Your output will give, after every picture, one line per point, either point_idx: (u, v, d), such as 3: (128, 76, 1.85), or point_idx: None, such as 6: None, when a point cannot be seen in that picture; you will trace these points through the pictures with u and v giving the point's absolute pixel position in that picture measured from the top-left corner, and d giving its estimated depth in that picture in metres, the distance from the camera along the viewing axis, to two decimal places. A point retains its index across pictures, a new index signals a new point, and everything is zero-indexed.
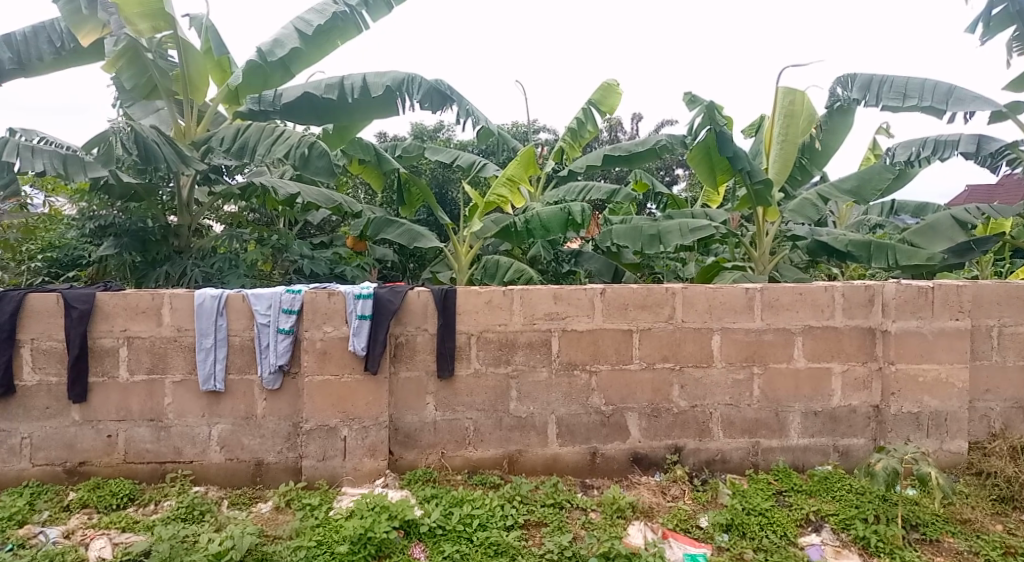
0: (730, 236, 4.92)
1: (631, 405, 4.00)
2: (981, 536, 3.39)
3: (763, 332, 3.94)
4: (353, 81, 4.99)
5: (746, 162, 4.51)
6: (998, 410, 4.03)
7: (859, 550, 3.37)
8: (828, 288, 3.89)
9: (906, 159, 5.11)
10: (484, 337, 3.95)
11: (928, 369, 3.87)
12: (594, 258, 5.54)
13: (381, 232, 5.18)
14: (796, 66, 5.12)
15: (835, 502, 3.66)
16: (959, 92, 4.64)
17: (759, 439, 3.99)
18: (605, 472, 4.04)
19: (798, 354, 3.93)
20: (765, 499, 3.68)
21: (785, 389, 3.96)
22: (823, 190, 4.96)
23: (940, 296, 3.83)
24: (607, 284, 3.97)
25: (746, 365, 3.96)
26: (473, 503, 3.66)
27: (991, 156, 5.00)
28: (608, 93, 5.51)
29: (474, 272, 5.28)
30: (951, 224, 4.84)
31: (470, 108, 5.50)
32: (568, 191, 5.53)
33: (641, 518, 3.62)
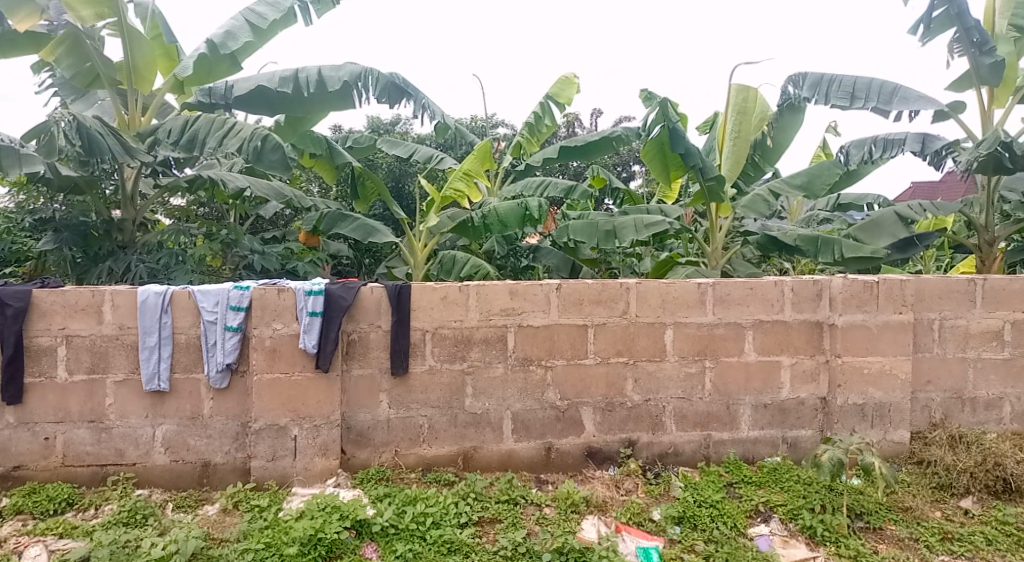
0: (684, 231, 4.92)
1: (586, 399, 4.00)
2: (920, 523, 3.49)
3: (714, 326, 3.98)
4: (308, 73, 4.77)
5: (698, 158, 4.50)
6: (939, 400, 4.01)
7: (806, 539, 3.45)
8: (778, 282, 3.94)
9: (858, 159, 5.00)
10: (439, 333, 3.92)
11: (873, 361, 3.91)
12: (552, 253, 5.45)
13: (334, 227, 4.99)
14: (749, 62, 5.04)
15: (784, 493, 3.73)
16: (904, 91, 4.60)
17: (711, 432, 4.04)
18: (560, 467, 4.04)
19: (749, 347, 3.99)
20: (716, 491, 3.74)
21: (736, 382, 4.01)
22: (775, 185, 4.94)
23: (884, 289, 3.87)
24: (562, 279, 3.98)
25: (699, 359, 4.00)
26: (427, 501, 3.64)
27: (936, 154, 4.77)
28: (565, 86, 5.48)
29: (429, 267, 5.13)
30: (896, 219, 4.74)
31: (426, 101, 5.38)
32: (526, 185, 5.43)
33: (595, 512, 3.66)
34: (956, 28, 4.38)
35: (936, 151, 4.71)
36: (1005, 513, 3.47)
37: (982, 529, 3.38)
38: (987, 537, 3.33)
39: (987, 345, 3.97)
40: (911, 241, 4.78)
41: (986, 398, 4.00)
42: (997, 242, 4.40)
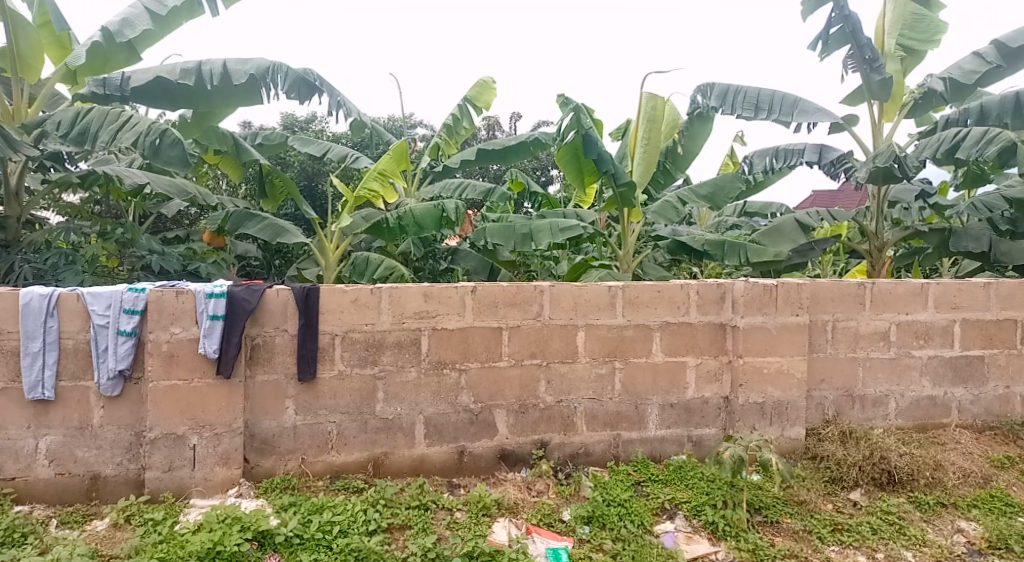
0: (597, 235, 5.00)
1: (499, 402, 4.00)
2: (814, 515, 3.66)
3: (624, 327, 4.07)
4: (212, 66, 4.57)
5: (611, 164, 4.59)
6: (831, 398, 4.18)
7: (708, 534, 3.57)
8: (684, 286, 4.06)
9: (761, 168, 5.23)
10: (349, 337, 3.83)
11: (771, 361, 4.06)
12: (471, 256, 5.43)
13: (241, 227, 4.81)
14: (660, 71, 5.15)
15: (688, 490, 3.85)
16: (803, 104, 4.83)
17: (620, 431, 4.12)
18: (472, 470, 4.01)
19: (657, 348, 4.09)
20: (625, 490, 3.81)
21: (644, 382, 4.11)
22: (683, 192, 5.11)
23: (783, 293, 4.03)
24: (477, 282, 3.96)
25: (609, 360, 4.07)
26: (334, 509, 3.54)
27: (832, 164, 5.01)
28: (483, 89, 5.48)
29: (342, 269, 5.01)
30: (795, 226, 4.96)
31: (341, 99, 5.27)
32: (443, 187, 5.38)
33: (506, 514, 3.67)
34: (849, 45, 4.62)
35: (832, 162, 4.96)
36: (889, 504, 3.67)
37: (869, 520, 3.58)
38: (873, 527, 3.52)
39: (874, 344, 4.15)
40: (810, 246, 4.99)
41: (874, 395, 4.19)
42: (886, 248, 4.65)
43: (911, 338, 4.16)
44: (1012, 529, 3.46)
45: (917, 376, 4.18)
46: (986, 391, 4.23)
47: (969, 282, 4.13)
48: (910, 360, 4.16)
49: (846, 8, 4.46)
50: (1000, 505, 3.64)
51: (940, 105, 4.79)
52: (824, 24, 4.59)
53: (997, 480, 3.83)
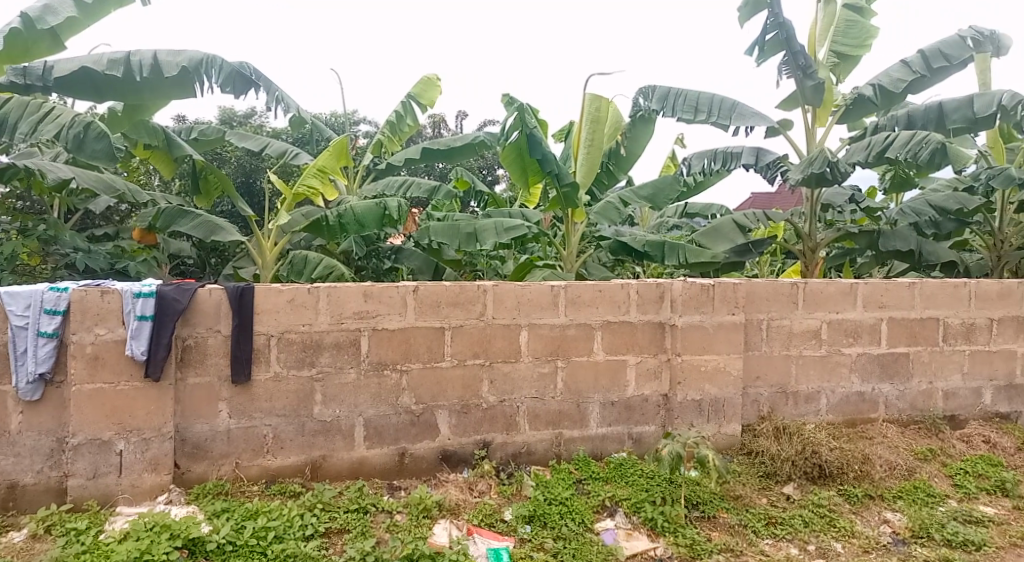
0: (542, 235, 5.01)
1: (441, 403, 3.96)
2: (749, 510, 3.75)
3: (566, 326, 4.09)
4: (142, 57, 4.40)
5: (554, 164, 4.62)
6: (766, 395, 4.29)
7: (647, 531, 3.61)
8: (624, 285, 4.11)
9: (699, 170, 5.35)
10: (285, 338, 3.74)
11: (709, 359, 4.15)
12: (415, 255, 5.36)
13: (173, 224, 4.65)
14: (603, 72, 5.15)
15: (628, 487, 3.89)
16: (741, 108, 4.94)
17: (562, 430, 4.13)
18: (413, 472, 3.96)
19: (598, 347, 4.13)
20: (566, 488, 3.83)
21: (586, 381, 4.14)
22: (625, 194, 5.18)
23: (719, 292, 4.13)
24: (419, 282, 3.92)
25: (551, 359, 4.09)
26: (269, 514, 3.45)
27: (768, 167, 5.14)
28: (427, 87, 5.44)
29: (280, 267, 4.89)
30: (733, 226, 5.08)
31: (280, 93, 5.19)
32: (387, 185, 5.32)
33: (447, 516, 3.64)
34: (784, 51, 4.76)
35: (769, 164, 5.08)
36: (820, 497, 3.80)
37: (801, 513, 3.69)
38: (805, 520, 3.64)
39: (807, 343, 4.28)
40: (747, 246, 5.11)
41: (807, 391, 4.31)
42: (818, 249, 4.77)
43: (842, 336, 4.29)
44: (934, 519, 3.61)
45: (847, 372, 4.32)
46: (910, 387, 4.37)
47: (896, 281, 4.27)
48: (840, 357, 4.30)
49: (781, 15, 4.60)
50: (922, 496, 3.79)
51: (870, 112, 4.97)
52: (761, 30, 4.72)
53: (921, 472, 3.99)
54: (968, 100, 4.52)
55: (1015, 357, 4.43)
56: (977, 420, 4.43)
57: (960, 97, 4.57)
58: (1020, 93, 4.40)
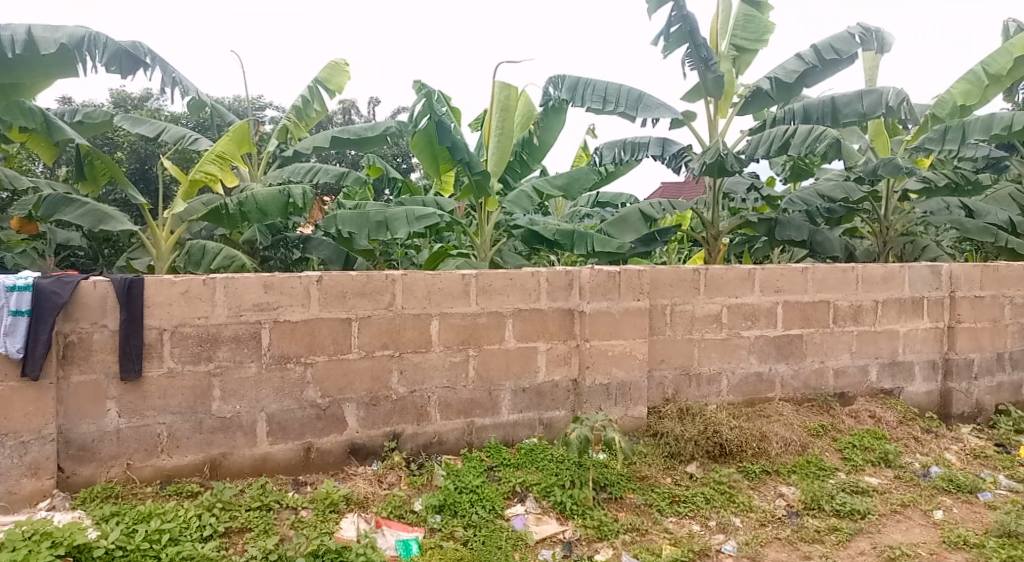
0: (454, 224, 4.95)
1: (349, 395, 3.87)
2: (654, 489, 3.86)
3: (477, 315, 4.08)
4: (14, 32, 4.08)
5: (465, 152, 4.58)
6: (670, 377, 4.41)
7: (557, 515, 3.66)
8: (535, 273, 4.14)
9: (611, 160, 5.41)
10: (180, 332, 3.57)
11: (616, 344, 4.24)
12: (324, 245, 5.18)
13: (56, 212, 4.36)
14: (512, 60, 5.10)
15: (538, 472, 3.92)
16: (648, 99, 5.03)
17: (474, 419, 4.11)
18: (320, 466, 3.86)
19: (509, 335, 4.14)
20: (477, 476, 3.82)
21: (497, 368, 4.13)
22: (537, 182, 5.16)
23: (625, 279, 4.22)
24: (323, 272, 3.82)
25: (462, 348, 4.06)
26: (164, 516, 3.28)
27: (673, 157, 5.25)
28: (334, 72, 5.38)
29: (176, 258, 4.67)
30: (640, 217, 5.14)
31: (176, 76, 5.04)
32: (293, 171, 5.16)
33: (355, 509, 3.57)
34: (688, 44, 4.87)
35: (674, 155, 5.20)
36: (721, 475, 3.94)
37: (703, 490, 3.82)
38: (707, 497, 3.78)
39: (708, 326, 4.43)
40: (653, 236, 5.19)
41: (709, 373, 4.46)
42: (720, 237, 4.92)
43: (740, 319, 4.47)
44: (825, 491, 3.82)
45: (745, 354, 4.49)
46: (803, 366, 4.59)
47: (789, 266, 4.47)
48: (739, 340, 4.48)
49: (684, 8, 4.70)
50: (814, 470, 4.00)
51: (768, 104, 5.16)
52: (666, 23, 4.81)
53: (814, 447, 4.20)
54: (858, 97, 4.74)
55: (897, 336, 4.69)
56: (864, 396, 4.68)
57: (851, 93, 4.78)
58: (905, 92, 4.63)
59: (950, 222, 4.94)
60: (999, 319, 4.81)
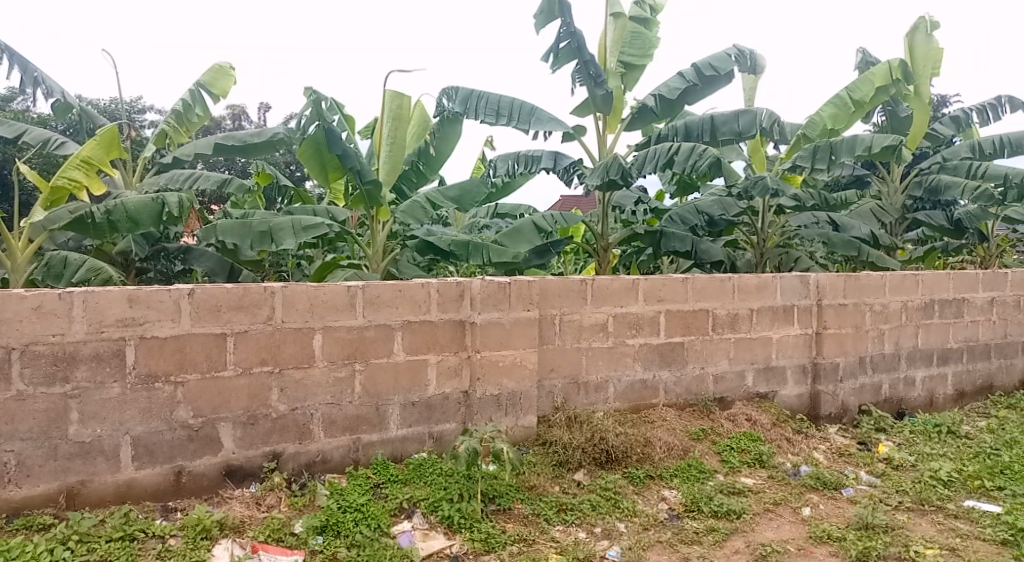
0: (344, 234, 4.82)
1: (224, 415, 3.69)
2: (542, 499, 3.88)
3: (364, 328, 3.98)
4: None
5: (355, 161, 4.48)
6: (560, 386, 4.47)
7: (444, 529, 3.61)
8: (424, 284, 4.09)
9: (504, 172, 5.49)
10: (31, 351, 3.29)
11: (506, 355, 4.24)
12: (207, 256, 4.98)
13: None
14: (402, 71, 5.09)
15: (426, 487, 3.86)
16: (539, 113, 5.12)
17: (360, 435, 4.01)
18: (193, 491, 3.66)
19: (397, 348, 4.06)
20: (362, 494, 3.72)
21: (385, 383, 4.05)
22: (432, 194, 5.15)
23: (515, 290, 4.24)
24: (196, 285, 3.63)
25: (348, 363, 3.95)
26: (8, 553, 2.99)
27: (565, 170, 5.36)
28: (218, 76, 5.28)
29: (35, 270, 4.37)
30: (533, 228, 5.19)
31: (39, 75, 4.72)
32: (171, 178, 4.95)
33: (230, 535, 3.38)
34: (577, 60, 5.05)
35: (565, 168, 5.31)
36: (607, 481, 4.02)
37: (589, 497, 3.88)
38: (593, 504, 3.83)
39: (595, 335, 4.52)
40: (547, 247, 5.25)
41: (596, 381, 4.55)
42: (610, 248, 5.06)
43: (625, 327, 4.59)
44: (704, 493, 3.97)
45: (631, 362, 4.62)
46: (685, 373, 4.76)
47: (671, 276, 4.64)
48: (625, 348, 4.59)
49: (572, 25, 4.87)
50: (695, 473, 4.15)
51: (653, 120, 5.34)
52: (555, 38, 4.96)
53: (695, 451, 4.35)
54: (734, 116, 4.99)
55: (770, 342, 4.95)
56: (741, 400, 4.90)
57: (728, 112, 5.03)
58: (775, 113, 5.00)
59: (819, 235, 5.28)
60: (861, 325, 5.16)
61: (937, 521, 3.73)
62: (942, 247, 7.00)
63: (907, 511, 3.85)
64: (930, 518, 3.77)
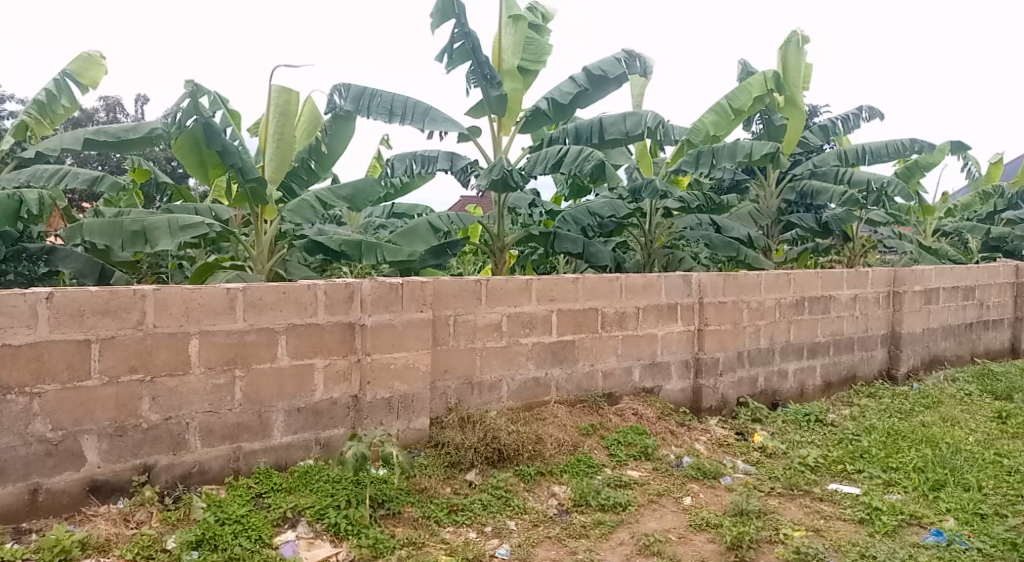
0: (227, 234, 4.62)
1: (88, 427, 3.45)
2: (433, 501, 3.85)
3: (245, 332, 3.82)
4: None
5: (237, 157, 4.29)
6: (453, 387, 4.46)
7: (331, 537, 3.49)
8: (311, 286, 3.97)
9: (400, 172, 5.42)
10: None
11: (398, 357, 4.19)
12: (75, 257, 4.63)
13: None
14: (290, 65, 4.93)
15: (313, 495, 3.72)
16: (434, 112, 5.09)
17: (241, 444, 3.85)
18: (50, 510, 3.40)
19: (282, 352, 3.93)
20: (242, 505, 3.56)
21: (268, 389, 3.91)
22: (322, 192, 5.01)
23: (407, 291, 4.19)
24: (56, 287, 3.37)
25: (227, 369, 3.79)
26: None
27: (461, 171, 5.35)
28: (89, 66, 5.06)
29: None
30: (428, 228, 5.17)
31: None
32: (33, 174, 4.59)
33: (93, 555, 3.16)
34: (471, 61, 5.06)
35: (461, 168, 5.30)
36: (498, 480, 4.04)
37: (481, 497, 3.89)
38: (484, 504, 3.84)
39: (489, 335, 4.54)
40: (442, 248, 5.22)
41: (490, 381, 4.57)
42: (505, 249, 5.11)
43: (518, 327, 4.64)
44: (592, 487, 4.06)
45: (524, 360, 4.67)
46: (576, 369, 4.87)
47: (562, 276, 4.73)
48: (518, 347, 4.64)
49: (465, 25, 4.88)
50: (584, 468, 4.25)
51: (546, 123, 5.43)
52: (449, 38, 4.95)
53: (584, 446, 4.46)
54: (622, 118, 5.15)
55: (656, 339, 5.14)
56: (629, 395, 5.06)
57: (617, 114, 5.18)
58: (660, 115, 5.17)
59: (703, 236, 5.57)
60: (739, 321, 5.45)
61: (804, 504, 3.99)
62: (815, 248, 7.51)
63: (778, 496, 4.09)
64: (798, 502, 4.03)
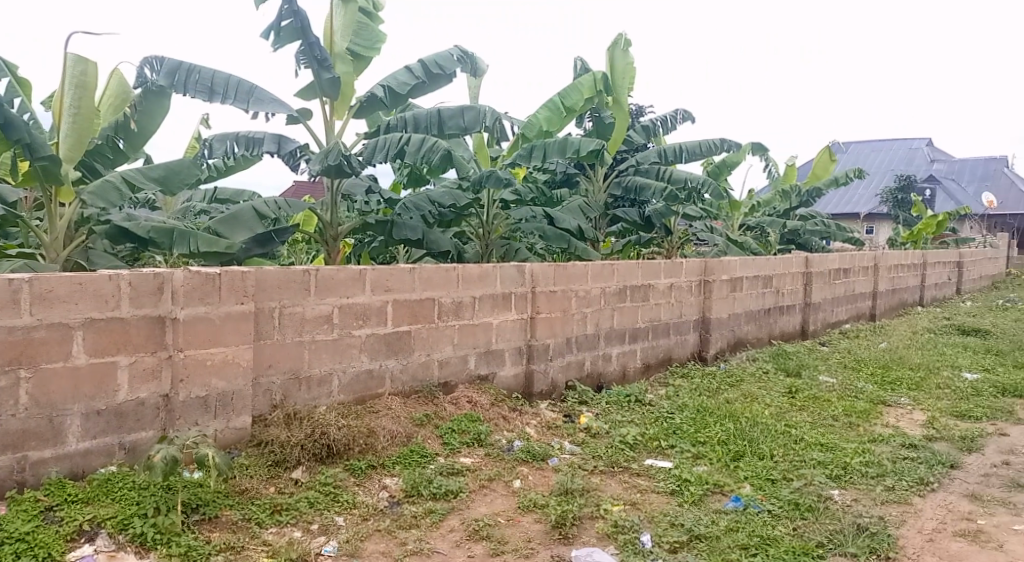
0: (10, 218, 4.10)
1: None
2: (254, 502, 3.66)
3: (31, 329, 3.40)
4: None
5: (24, 131, 3.80)
6: (279, 383, 4.28)
7: (135, 548, 3.21)
8: (113, 276, 3.61)
9: (222, 153, 5.08)
10: None
11: (216, 352, 3.94)
12: None
13: None
14: (89, 32, 4.43)
15: (115, 504, 3.41)
16: (258, 92, 4.82)
17: (26, 453, 3.43)
18: None
19: (78, 350, 3.54)
20: (27, 521, 3.17)
21: (61, 391, 3.51)
22: (129, 173, 4.57)
23: (226, 281, 3.95)
24: None
25: (9, 370, 3.35)
26: None
27: (291, 155, 5.10)
28: None
29: None
30: (253, 215, 4.91)
31: None
32: None
33: None
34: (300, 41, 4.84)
35: (290, 152, 5.07)
36: (327, 476, 3.94)
37: (307, 495, 3.77)
38: (310, 501, 3.72)
39: (318, 327, 4.40)
40: (270, 235, 4.97)
41: (319, 375, 4.44)
42: (339, 237, 4.97)
43: (350, 318, 4.54)
44: (424, 477, 4.08)
45: (356, 353, 4.58)
46: (411, 360, 4.86)
47: (398, 267, 4.69)
48: (350, 340, 4.54)
49: (294, 3, 4.66)
50: (416, 458, 4.25)
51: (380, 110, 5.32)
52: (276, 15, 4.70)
53: (417, 436, 4.47)
54: (460, 111, 5.17)
55: (491, 328, 5.25)
56: (463, 384, 5.14)
57: (454, 107, 5.20)
58: (496, 111, 5.27)
59: (537, 228, 5.77)
60: (568, 309, 5.71)
61: (623, 480, 4.26)
62: (637, 240, 8.02)
63: (600, 473, 4.34)
64: (619, 478, 4.30)
